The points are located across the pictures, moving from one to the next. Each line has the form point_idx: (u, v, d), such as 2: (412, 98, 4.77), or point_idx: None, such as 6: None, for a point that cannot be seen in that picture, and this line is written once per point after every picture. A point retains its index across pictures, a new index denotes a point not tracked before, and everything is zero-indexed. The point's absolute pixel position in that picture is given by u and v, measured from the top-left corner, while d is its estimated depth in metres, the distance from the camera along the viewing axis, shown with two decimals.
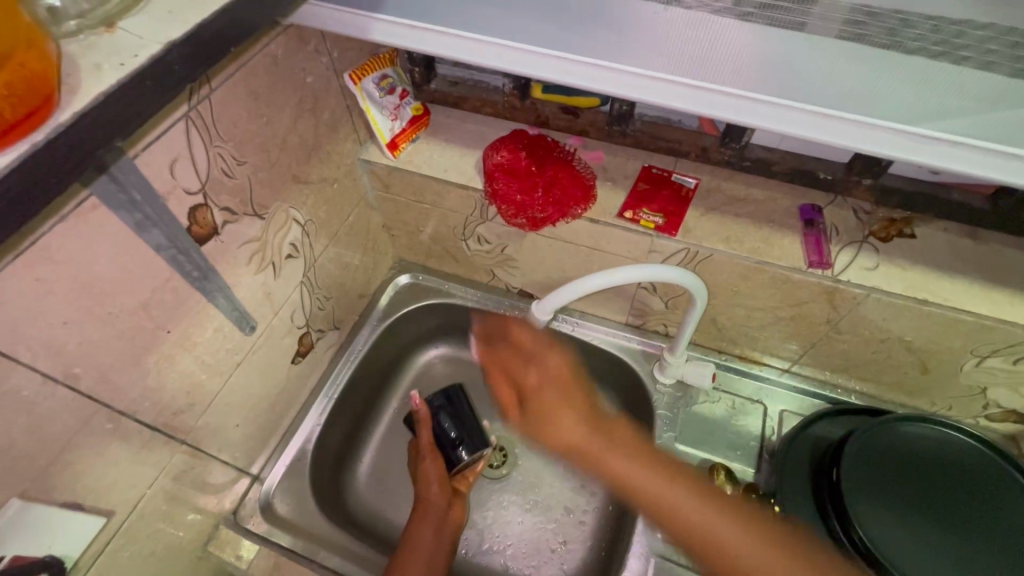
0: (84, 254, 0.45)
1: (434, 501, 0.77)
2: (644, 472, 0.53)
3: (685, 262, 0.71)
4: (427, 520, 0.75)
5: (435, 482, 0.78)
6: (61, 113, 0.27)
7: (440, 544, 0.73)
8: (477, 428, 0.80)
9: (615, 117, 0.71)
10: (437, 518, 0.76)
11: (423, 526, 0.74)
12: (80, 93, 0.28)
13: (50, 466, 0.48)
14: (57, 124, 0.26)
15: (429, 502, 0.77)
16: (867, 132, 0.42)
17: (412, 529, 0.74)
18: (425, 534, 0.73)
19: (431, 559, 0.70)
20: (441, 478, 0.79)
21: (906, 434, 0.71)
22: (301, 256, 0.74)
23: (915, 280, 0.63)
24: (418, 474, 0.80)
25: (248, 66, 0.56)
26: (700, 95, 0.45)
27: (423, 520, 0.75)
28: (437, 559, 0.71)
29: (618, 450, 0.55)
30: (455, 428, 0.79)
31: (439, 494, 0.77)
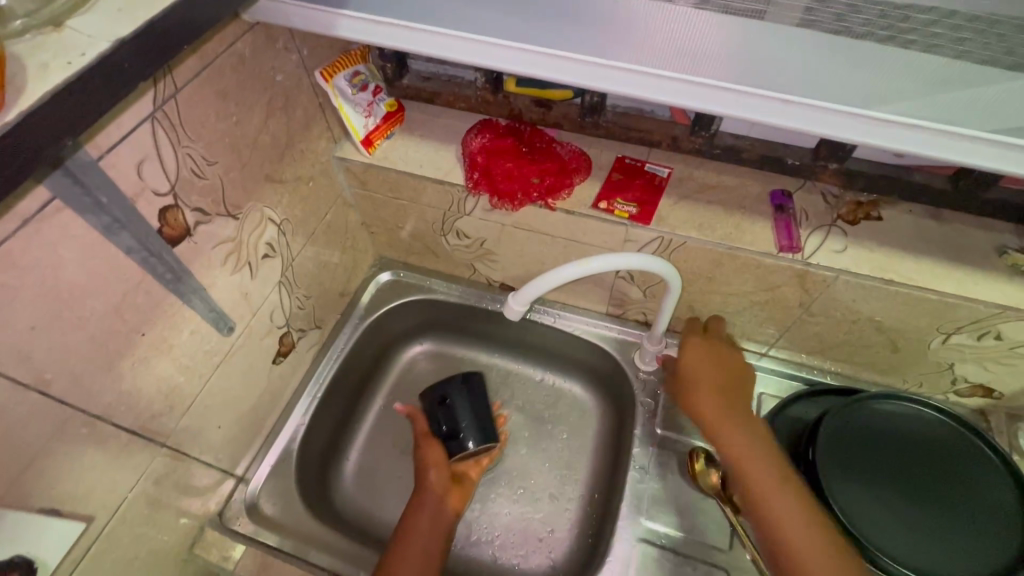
0: (50, 258, 0.44)
1: (431, 488, 0.74)
2: (786, 506, 0.58)
3: (660, 250, 0.72)
4: (424, 508, 0.72)
5: (434, 469, 0.76)
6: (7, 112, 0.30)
7: (436, 531, 0.71)
8: (480, 421, 0.80)
9: (587, 109, 0.71)
10: (432, 503, 0.73)
11: (421, 513, 0.72)
12: (25, 93, 0.31)
13: (24, 473, 0.47)
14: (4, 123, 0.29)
15: (427, 488, 0.74)
16: (823, 116, 0.44)
17: (407, 521, 0.71)
18: (421, 522, 0.71)
19: (426, 548, 0.68)
20: (440, 465, 0.76)
21: (877, 412, 0.73)
22: (277, 255, 0.74)
23: (882, 261, 0.64)
24: (417, 459, 0.78)
25: (215, 65, 0.56)
26: (661, 84, 0.46)
27: (419, 508, 0.72)
28: (433, 549, 0.69)
29: (774, 462, 0.62)
30: (447, 423, 0.80)
31: (437, 481, 0.75)
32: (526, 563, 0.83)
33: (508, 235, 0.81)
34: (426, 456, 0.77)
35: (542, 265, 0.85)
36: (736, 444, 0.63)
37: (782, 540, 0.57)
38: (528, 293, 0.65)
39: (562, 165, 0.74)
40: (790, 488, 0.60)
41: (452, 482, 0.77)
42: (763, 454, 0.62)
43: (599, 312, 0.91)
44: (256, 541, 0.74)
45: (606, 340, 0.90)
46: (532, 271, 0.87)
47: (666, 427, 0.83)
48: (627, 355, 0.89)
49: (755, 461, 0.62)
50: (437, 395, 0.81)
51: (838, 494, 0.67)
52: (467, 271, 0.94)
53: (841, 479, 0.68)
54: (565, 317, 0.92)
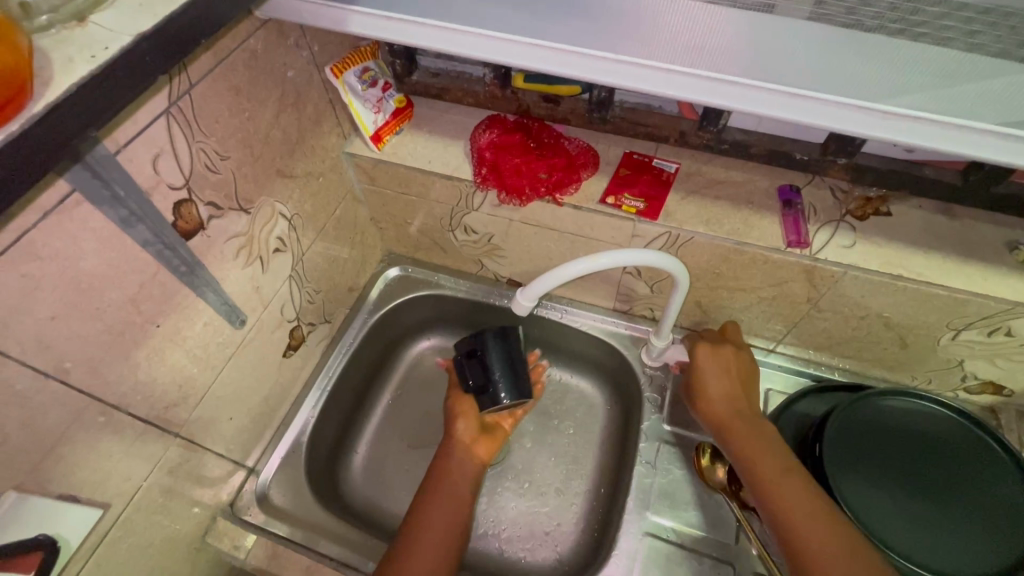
0: (69, 250, 0.45)
1: (458, 438, 0.78)
2: (793, 500, 0.59)
3: (668, 245, 0.72)
4: (452, 455, 0.77)
5: (462, 419, 0.79)
6: (35, 104, 0.31)
7: (465, 474, 0.75)
8: (515, 374, 0.76)
9: (595, 104, 0.72)
10: (459, 449, 0.77)
11: (449, 461, 0.76)
12: (51, 86, 0.32)
13: (44, 460, 0.49)
14: (30, 114, 0.31)
15: (454, 437, 0.79)
16: (831, 109, 0.44)
17: (435, 468, 0.76)
18: (450, 468, 0.75)
19: (455, 492, 0.73)
20: (469, 416, 0.80)
21: (884, 409, 0.73)
22: (288, 250, 0.75)
23: (891, 256, 0.64)
24: (447, 411, 0.82)
25: (228, 61, 0.57)
26: (668, 78, 0.47)
27: (448, 456, 0.77)
28: (463, 493, 0.73)
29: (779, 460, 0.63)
30: (477, 377, 0.75)
31: (464, 431, 0.79)
32: (533, 556, 0.83)
33: (515, 230, 0.81)
34: (454, 409, 0.81)
35: (549, 260, 0.85)
36: (746, 446, 0.65)
37: (797, 544, 0.56)
38: (535, 291, 0.65)
39: (569, 160, 0.74)
40: (796, 481, 0.60)
41: (480, 431, 0.80)
42: (770, 452, 0.64)
43: (606, 307, 0.92)
44: (267, 531, 0.75)
45: (613, 336, 0.90)
46: (539, 266, 0.87)
47: (672, 422, 0.83)
48: (634, 350, 0.89)
49: (766, 463, 0.63)
50: (466, 348, 0.76)
51: (848, 492, 0.66)
52: (474, 266, 0.95)
53: (849, 476, 0.68)
54: (571, 313, 0.92)
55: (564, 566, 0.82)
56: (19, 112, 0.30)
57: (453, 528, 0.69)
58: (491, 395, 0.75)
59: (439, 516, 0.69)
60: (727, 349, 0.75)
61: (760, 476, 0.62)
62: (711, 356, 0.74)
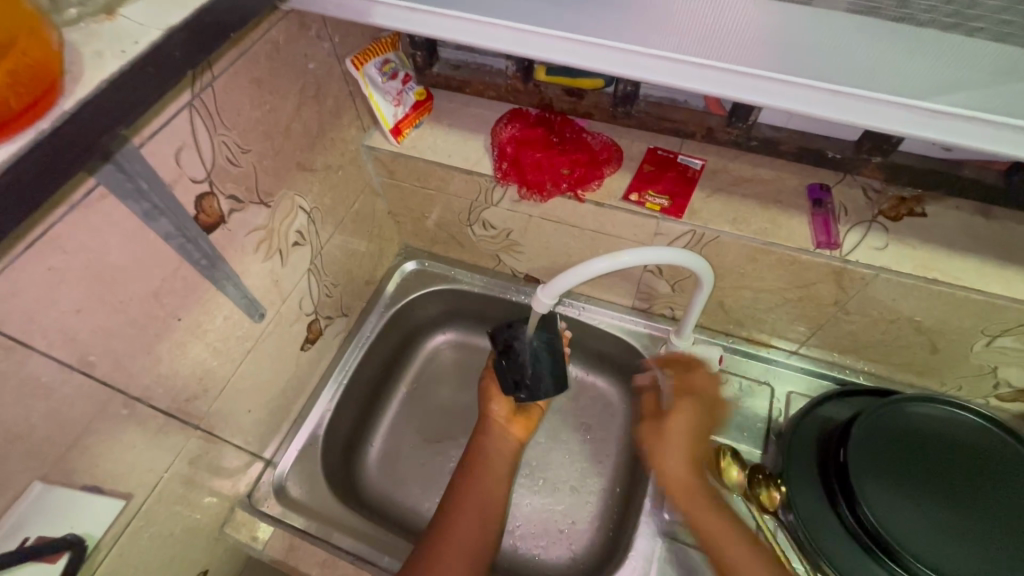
0: (94, 243, 0.45)
1: (494, 417, 0.79)
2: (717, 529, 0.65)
3: (692, 244, 0.70)
4: (489, 435, 0.78)
5: (497, 400, 0.80)
6: (67, 101, 0.31)
7: (503, 454, 0.77)
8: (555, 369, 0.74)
9: (619, 98, 0.70)
10: (497, 430, 0.78)
11: (485, 442, 0.77)
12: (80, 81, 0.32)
13: (69, 451, 0.49)
14: (62, 111, 0.31)
15: (490, 417, 0.79)
16: (874, 108, 0.43)
17: (472, 449, 0.76)
18: (488, 448, 0.76)
19: (493, 471, 0.74)
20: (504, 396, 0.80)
21: (911, 414, 0.71)
22: (307, 243, 0.75)
23: (925, 258, 0.62)
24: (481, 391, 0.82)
25: (250, 53, 0.56)
26: (704, 74, 0.45)
27: (484, 436, 0.78)
28: (501, 471, 0.74)
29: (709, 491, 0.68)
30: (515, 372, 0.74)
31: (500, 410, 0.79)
32: (547, 553, 0.83)
33: (534, 226, 0.80)
34: (488, 388, 0.81)
35: (568, 257, 0.84)
36: (711, 537, 0.65)
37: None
38: (556, 288, 0.64)
39: (592, 156, 0.72)
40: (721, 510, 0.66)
41: (515, 411, 0.81)
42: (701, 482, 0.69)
43: (625, 306, 0.91)
44: (284, 523, 0.75)
45: (631, 335, 0.89)
46: (558, 263, 0.86)
47: None
48: (653, 350, 0.88)
49: (735, 555, 0.63)
50: (504, 339, 0.74)
51: (873, 499, 0.65)
52: (491, 261, 0.94)
53: (875, 482, 0.66)
54: (590, 310, 0.92)
55: (578, 564, 0.82)
56: (48, 109, 0.30)
57: (492, 505, 0.70)
58: (529, 391, 0.74)
59: (476, 491, 0.70)
60: (678, 417, 0.73)
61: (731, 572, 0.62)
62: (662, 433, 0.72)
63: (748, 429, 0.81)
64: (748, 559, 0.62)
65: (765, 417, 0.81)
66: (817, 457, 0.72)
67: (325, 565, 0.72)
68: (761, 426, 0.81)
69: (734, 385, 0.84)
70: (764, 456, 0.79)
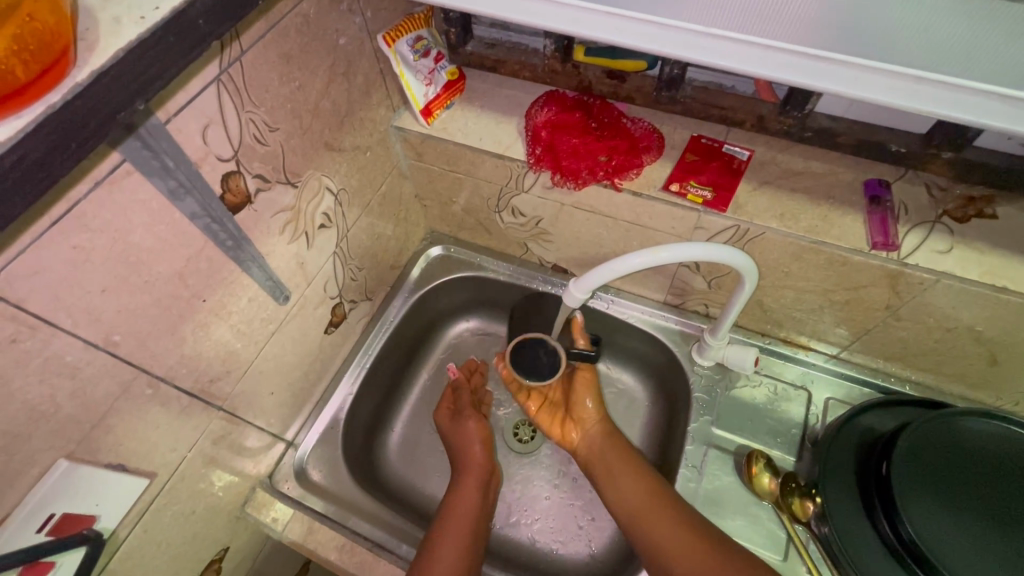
0: (119, 222, 0.44)
1: (478, 460, 0.79)
2: (672, 531, 0.63)
3: (734, 239, 0.66)
4: (471, 477, 0.77)
5: (479, 442, 0.81)
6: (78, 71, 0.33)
7: (484, 501, 0.76)
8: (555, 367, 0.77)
9: (665, 82, 0.66)
10: (481, 473, 0.78)
11: (467, 492, 0.75)
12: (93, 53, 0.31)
13: (93, 430, 0.49)
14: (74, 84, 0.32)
15: (474, 460, 0.79)
16: (958, 97, 0.39)
17: (456, 488, 0.76)
18: (467, 493, 0.75)
19: (473, 521, 0.72)
20: (486, 441, 0.82)
21: (968, 429, 0.65)
22: (333, 225, 0.73)
23: (994, 264, 0.57)
24: (460, 431, 0.83)
25: (280, 26, 0.54)
26: (766, 56, 0.41)
27: (466, 480, 0.77)
28: (477, 519, 0.72)
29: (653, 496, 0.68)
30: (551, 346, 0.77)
31: (484, 456, 0.80)
32: (565, 549, 0.82)
33: (565, 214, 0.77)
34: (470, 430, 0.82)
35: (599, 248, 0.81)
36: (622, 484, 0.71)
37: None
38: (589, 283, 0.61)
39: (631, 143, 0.68)
40: (665, 510, 0.65)
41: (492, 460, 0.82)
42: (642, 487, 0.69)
43: (656, 300, 0.87)
44: (303, 505, 0.75)
45: (661, 331, 0.86)
46: (589, 254, 0.83)
47: (721, 426, 0.79)
48: (683, 348, 0.84)
49: (641, 500, 0.68)
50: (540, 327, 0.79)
51: (916, 512, 0.61)
52: (519, 249, 0.91)
53: (921, 495, 0.62)
54: (618, 303, 0.88)
55: (596, 562, 0.80)
56: (62, 79, 0.32)
57: (471, 549, 0.68)
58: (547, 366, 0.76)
59: (457, 524, 0.70)
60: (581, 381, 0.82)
61: (640, 512, 0.67)
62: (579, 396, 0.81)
63: (782, 436, 0.77)
64: (655, 503, 0.67)
65: (801, 423, 0.77)
66: (857, 466, 0.68)
67: (344, 550, 0.72)
68: (796, 433, 0.77)
69: (768, 388, 0.81)
70: (798, 464, 0.75)
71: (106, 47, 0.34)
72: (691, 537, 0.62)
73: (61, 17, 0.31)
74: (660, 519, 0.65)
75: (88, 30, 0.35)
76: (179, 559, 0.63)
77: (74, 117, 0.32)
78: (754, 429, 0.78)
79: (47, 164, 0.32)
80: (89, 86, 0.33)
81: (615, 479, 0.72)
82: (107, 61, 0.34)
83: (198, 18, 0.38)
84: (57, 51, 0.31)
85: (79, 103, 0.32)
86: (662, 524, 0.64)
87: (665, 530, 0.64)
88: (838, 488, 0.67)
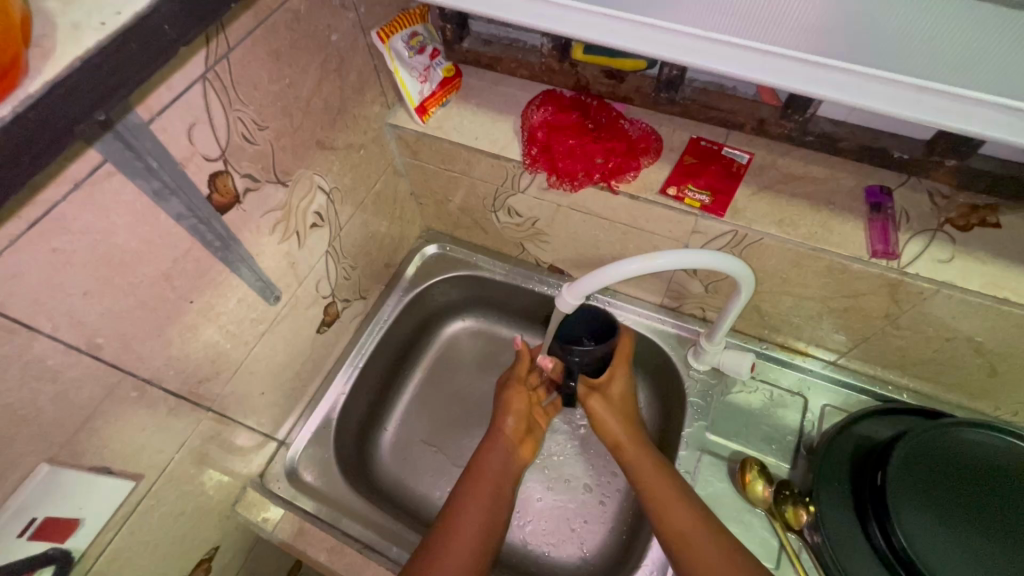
0: (101, 224, 0.43)
1: (507, 432, 0.75)
2: (704, 542, 0.60)
3: (732, 245, 0.65)
4: (497, 447, 0.74)
5: (514, 414, 0.76)
6: (29, 86, 0.32)
7: (507, 472, 0.72)
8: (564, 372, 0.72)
9: (663, 83, 0.64)
10: (506, 446, 0.74)
11: (491, 462, 0.72)
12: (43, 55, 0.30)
13: (76, 433, 0.48)
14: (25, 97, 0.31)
15: (502, 433, 0.75)
16: (959, 108, 0.38)
17: (480, 455, 0.73)
18: (493, 461, 0.72)
19: (496, 492, 0.69)
20: (520, 413, 0.77)
21: (963, 441, 0.64)
22: (326, 224, 0.72)
23: (996, 275, 0.56)
24: (498, 402, 0.78)
25: (270, 22, 0.52)
26: (766, 61, 0.40)
27: (491, 450, 0.74)
28: (502, 489, 0.70)
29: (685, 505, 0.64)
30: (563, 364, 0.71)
31: (513, 427, 0.76)
32: (557, 551, 0.81)
33: (561, 215, 0.76)
34: (509, 400, 0.77)
35: (595, 249, 0.79)
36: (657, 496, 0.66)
37: None
38: (583, 288, 0.60)
39: (629, 145, 0.67)
40: (700, 521, 0.62)
41: (526, 432, 0.78)
42: (676, 497, 0.65)
43: (654, 303, 0.86)
44: (294, 505, 0.75)
45: (658, 334, 0.85)
46: (586, 255, 0.82)
47: (716, 432, 0.78)
48: (680, 351, 0.84)
49: (679, 511, 0.64)
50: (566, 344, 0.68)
51: (911, 526, 0.60)
52: (515, 249, 0.90)
53: (916, 508, 0.61)
54: (615, 305, 0.87)
55: (588, 565, 0.80)
56: (12, 90, 0.31)
57: (493, 524, 0.67)
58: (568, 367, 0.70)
59: (482, 495, 0.68)
60: (617, 381, 0.73)
61: (676, 527, 0.62)
62: (603, 396, 0.73)
63: (777, 442, 0.76)
64: (690, 515, 0.63)
65: (797, 430, 0.77)
66: (851, 475, 0.68)
67: (333, 552, 0.72)
68: (791, 440, 0.76)
69: (764, 394, 0.80)
70: (792, 473, 0.74)
71: (62, 54, 0.33)
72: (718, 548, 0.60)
73: (7, 28, 0.30)
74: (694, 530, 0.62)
75: (44, 36, 0.34)
76: (168, 559, 0.63)
77: (27, 131, 0.32)
78: (750, 435, 0.77)
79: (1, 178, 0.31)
80: (43, 99, 0.32)
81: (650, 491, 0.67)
82: (63, 71, 0.33)
83: (165, 23, 0.37)
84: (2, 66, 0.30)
85: (31, 116, 0.32)
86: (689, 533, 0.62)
87: (698, 543, 0.60)
88: (832, 498, 0.67)
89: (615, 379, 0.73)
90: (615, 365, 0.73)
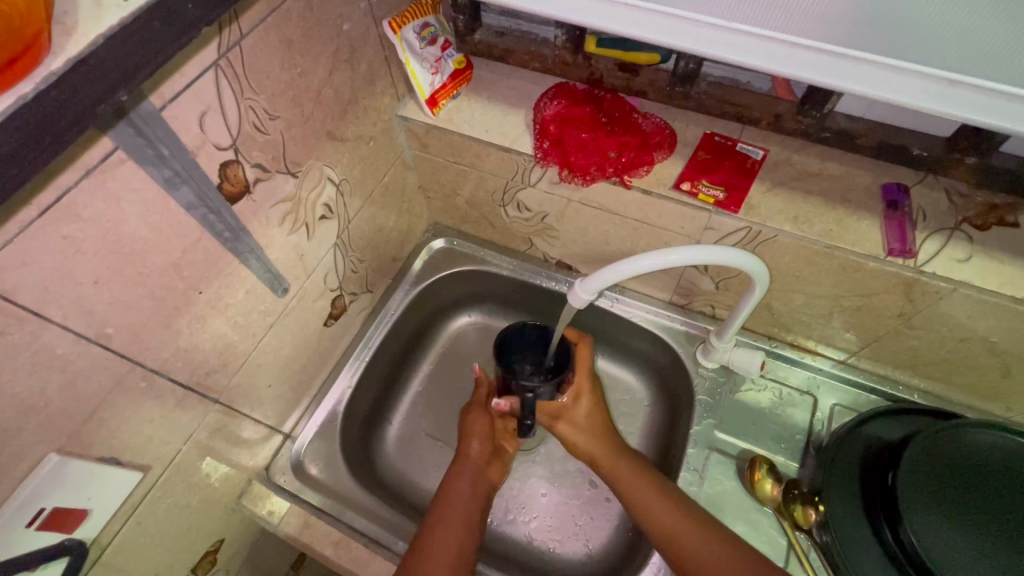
0: (112, 213, 0.43)
1: (473, 457, 0.75)
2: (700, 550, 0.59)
3: (745, 242, 0.65)
4: (463, 475, 0.73)
5: (477, 438, 0.76)
6: (54, 61, 0.31)
7: (476, 499, 0.71)
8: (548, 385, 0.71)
9: (678, 77, 0.65)
10: (473, 472, 0.73)
11: (459, 490, 0.71)
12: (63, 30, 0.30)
13: (85, 424, 0.48)
14: (49, 72, 0.31)
15: (468, 458, 0.75)
16: (990, 101, 0.37)
17: (448, 483, 0.72)
18: (461, 489, 0.71)
19: (465, 516, 0.68)
20: (483, 436, 0.77)
21: (975, 442, 0.63)
22: (335, 217, 0.72)
23: (1014, 276, 0.56)
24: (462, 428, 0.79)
25: (282, 10, 0.52)
26: (792, 54, 0.40)
27: (459, 476, 0.73)
28: (473, 513, 0.69)
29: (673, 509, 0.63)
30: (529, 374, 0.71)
31: (479, 451, 0.75)
32: (562, 547, 0.81)
33: (571, 210, 0.75)
34: (471, 426, 0.78)
35: (605, 245, 0.79)
36: (645, 499, 0.65)
37: None
38: (596, 283, 0.59)
39: (643, 140, 0.66)
40: (693, 524, 0.62)
41: (492, 455, 0.77)
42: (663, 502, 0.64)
43: (662, 300, 0.86)
44: (299, 498, 0.74)
45: (667, 331, 0.85)
46: (595, 250, 0.81)
47: (724, 430, 0.78)
48: (688, 349, 0.83)
49: (668, 515, 0.63)
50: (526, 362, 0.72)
51: (923, 527, 0.59)
52: (523, 244, 0.90)
53: (928, 508, 0.60)
54: (623, 301, 0.87)
55: (594, 562, 0.80)
56: (35, 66, 0.31)
57: (464, 547, 0.65)
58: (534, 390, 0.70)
59: (451, 527, 0.66)
60: (583, 403, 0.72)
61: (669, 531, 0.62)
62: (570, 420, 0.72)
63: (786, 441, 0.76)
64: (679, 516, 0.62)
65: (805, 428, 0.76)
66: (860, 476, 0.67)
67: (339, 546, 0.72)
68: (800, 439, 0.76)
69: (773, 393, 0.80)
70: (801, 471, 0.74)
71: (85, 32, 0.33)
72: (715, 553, 0.59)
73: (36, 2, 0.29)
74: (686, 534, 0.61)
75: (66, 13, 0.33)
76: (174, 550, 0.62)
77: (40, 117, 0.31)
78: (758, 434, 0.77)
79: (12, 163, 0.30)
80: (59, 81, 0.31)
81: (639, 498, 0.65)
82: (85, 49, 0.32)
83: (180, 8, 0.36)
84: (29, 39, 0.29)
85: (47, 97, 0.31)
86: (681, 531, 0.61)
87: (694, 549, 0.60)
88: (840, 497, 0.66)
89: (580, 399, 0.72)
90: (580, 382, 0.71)
